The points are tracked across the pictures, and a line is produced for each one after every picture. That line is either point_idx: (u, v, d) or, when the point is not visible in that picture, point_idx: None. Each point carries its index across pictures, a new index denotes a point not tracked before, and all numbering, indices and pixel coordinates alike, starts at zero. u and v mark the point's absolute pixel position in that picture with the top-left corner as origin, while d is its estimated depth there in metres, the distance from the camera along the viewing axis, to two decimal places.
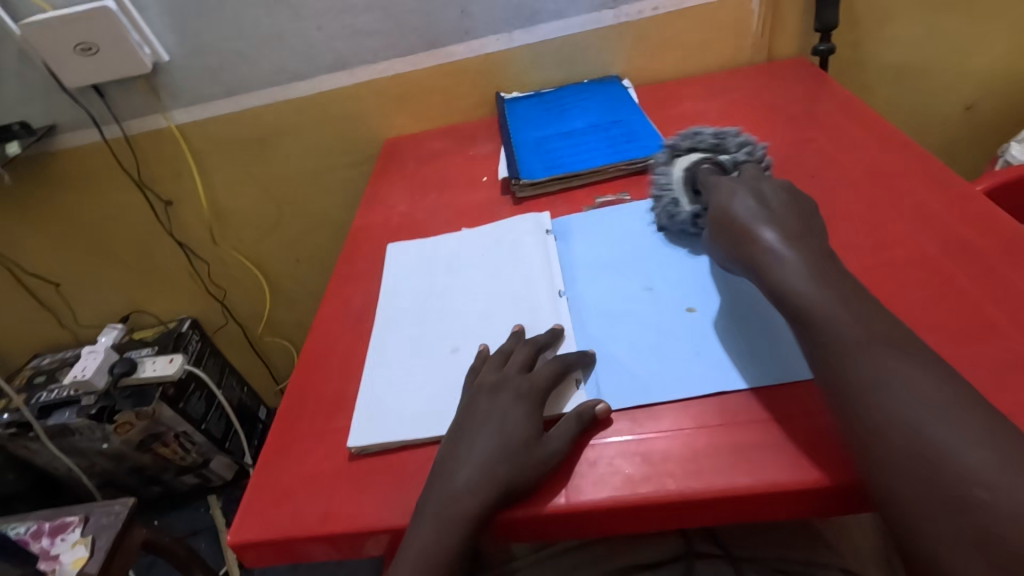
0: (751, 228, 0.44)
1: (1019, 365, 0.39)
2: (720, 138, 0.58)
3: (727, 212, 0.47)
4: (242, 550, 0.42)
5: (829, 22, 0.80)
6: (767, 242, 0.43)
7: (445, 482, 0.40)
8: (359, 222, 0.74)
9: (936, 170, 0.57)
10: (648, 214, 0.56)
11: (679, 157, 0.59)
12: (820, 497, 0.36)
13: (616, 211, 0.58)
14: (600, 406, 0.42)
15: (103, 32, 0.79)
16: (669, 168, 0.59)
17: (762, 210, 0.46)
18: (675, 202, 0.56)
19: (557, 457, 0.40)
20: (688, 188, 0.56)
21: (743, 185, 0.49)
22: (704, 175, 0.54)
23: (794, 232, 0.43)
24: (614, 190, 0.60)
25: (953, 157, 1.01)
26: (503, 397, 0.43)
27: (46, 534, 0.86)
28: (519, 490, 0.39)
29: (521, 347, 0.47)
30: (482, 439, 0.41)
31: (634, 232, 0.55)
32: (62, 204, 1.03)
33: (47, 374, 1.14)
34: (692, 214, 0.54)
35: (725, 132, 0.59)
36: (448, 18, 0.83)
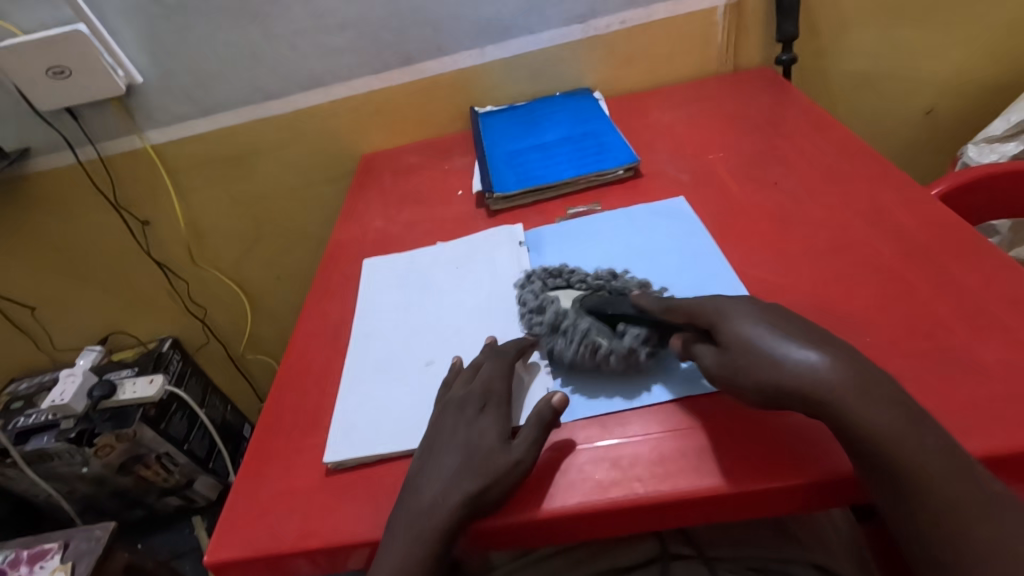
0: (778, 350, 0.38)
1: (970, 360, 0.41)
2: (594, 278, 0.53)
3: (739, 336, 0.39)
4: (221, 571, 0.42)
5: (790, 33, 0.83)
6: (798, 361, 0.37)
7: (416, 496, 0.40)
8: (336, 239, 0.74)
9: (892, 175, 0.60)
10: (605, 330, 0.47)
11: (545, 300, 0.51)
12: (781, 495, 0.38)
13: (558, 321, 0.49)
14: (556, 398, 0.43)
15: (75, 56, 0.79)
16: (556, 301, 0.51)
17: (778, 331, 0.39)
18: (592, 333, 0.46)
19: (523, 465, 0.41)
20: (601, 324, 0.47)
21: (732, 300, 0.42)
22: (636, 301, 0.47)
23: (815, 345, 0.38)
24: (543, 295, 0.52)
25: (916, 159, 1.04)
26: (469, 409, 0.44)
27: (24, 562, 0.85)
28: (488, 500, 0.40)
29: (488, 359, 0.48)
30: (449, 453, 0.42)
31: (597, 350, 0.45)
32: (37, 227, 1.02)
33: (24, 399, 1.13)
34: (627, 348, 0.45)
35: (601, 274, 0.54)
36: (420, 35, 0.85)
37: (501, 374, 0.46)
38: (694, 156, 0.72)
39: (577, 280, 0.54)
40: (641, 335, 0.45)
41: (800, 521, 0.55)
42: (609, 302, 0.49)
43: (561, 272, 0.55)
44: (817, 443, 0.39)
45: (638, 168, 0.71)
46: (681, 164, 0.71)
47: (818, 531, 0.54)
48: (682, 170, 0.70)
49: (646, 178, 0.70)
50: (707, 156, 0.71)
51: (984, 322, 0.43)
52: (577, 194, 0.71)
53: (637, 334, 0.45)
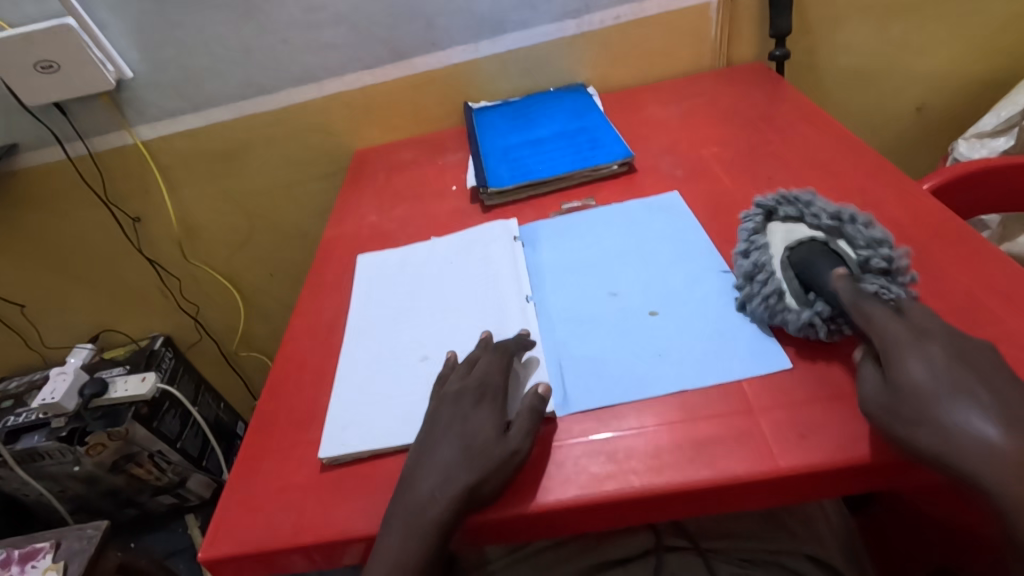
0: (951, 415, 0.34)
1: None
2: (828, 219, 0.48)
3: (903, 376, 0.36)
4: (214, 567, 0.42)
5: (783, 29, 0.83)
6: (975, 432, 0.33)
7: (412, 490, 0.40)
8: (329, 234, 0.74)
9: (884, 169, 0.60)
10: (797, 290, 0.45)
11: (757, 249, 0.49)
12: (776, 488, 0.38)
13: (756, 274, 0.47)
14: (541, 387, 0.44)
15: (63, 50, 0.79)
16: (767, 254, 0.48)
17: (981, 392, 0.34)
18: (781, 296, 0.45)
19: (519, 455, 0.41)
20: (798, 285, 0.45)
21: (916, 329, 0.38)
22: (836, 279, 0.43)
23: (992, 410, 0.33)
24: (758, 243, 0.50)
25: (906, 155, 1.05)
26: (464, 402, 0.44)
27: (15, 562, 0.84)
28: (486, 492, 0.40)
29: (483, 353, 0.48)
30: (444, 446, 0.42)
31: (779, 313, 0.44)
32: (26, 223, 1.01)
33: (14, 398, 1.11)
34: (805, 320, 0.43)
35: (835, 216, 0.48)
36: (413, 30, 0.85)
37: (495, 367, 0.46)
38: (688, 151, 0.72)
39: (800, 228, 0.49)
40: (828, 310, 0.42)
41: (795, 514, 0.55)
42: (735, 294, 0.48)
43: (796, 206, 0.51)
44: (810, 435, 0.39)
45: (632, 164, 0.71)
46: (675, 159, 0.71)
47: (812, 522, 0.55)
48: (676, 165, 0.70)
49: (640, 173, 0.70)
50: (701, 151, 0.71)
51: (975, 316, 0.44)
52: (571, 189, 0.71)
53: (822, 309, 0.42)
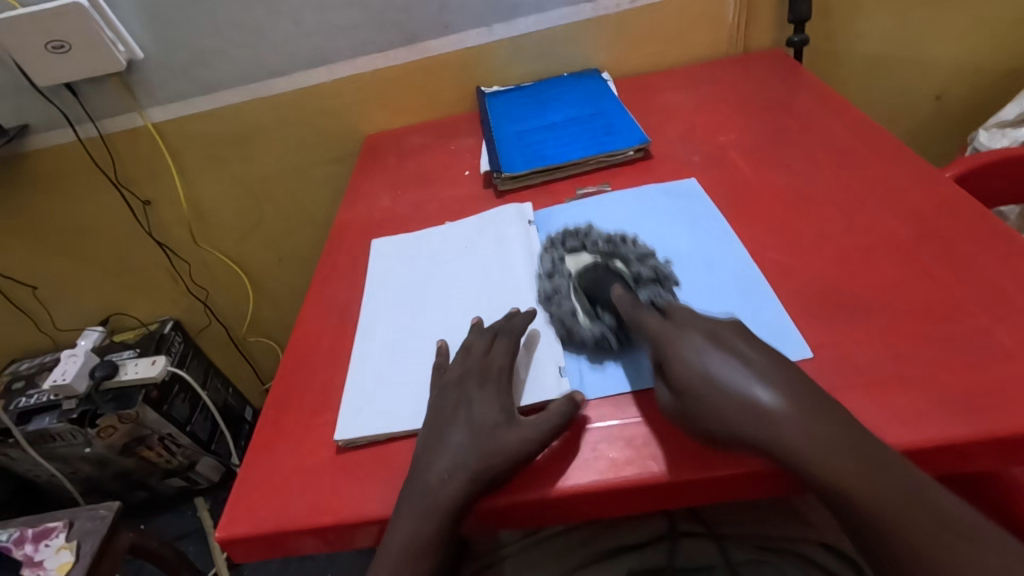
0: (732, 388, 0.37)
1: (987, 343, 0.41)
2: (604, 243, 0.52)
3: (682, 380, 0.39)
4: (230, 547, 0.42)
5: (802, 14, 0.81)
6: (752, 402, 0.36)
7: (423, 473, 0.40)
8: (342, 218, 0.73)
9: (907, 157, 0.59)
10: (586, 306, 0.48)
11: (556, 273, 0.52)
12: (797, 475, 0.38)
13: (555, 296, 0.50)
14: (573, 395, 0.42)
15: (74, 29, 0.78)
16: (565, 279, 0.51)
17: (744, 362, 0.38)
18: (573, 316, 0.48)
19: (534, 440, 0.40)
20: (584, 303, 0.48)
21: (699, 324, 0.41)
22: (615, 292, 0.46)
23: (766, 377, 0.37)
24: (557, 264, 0.53)
25: (924, 145, 1.04)
26: (469, 386, 0.44)
27: (28, 541, 0.85)
28: (498, 475, 0.40)
29: (477, 338, 0.48)
30: (453, 431, 0.42)
31: (575, 330, 0.47)
32: (37, 206, 1.01)
33: (26, 379, 1.12)
34: (597, 336, 0.46)
35: (609, 238, 0.53)
36: (426, 13, 0.83)
37: (505, 349, 0.46)
38: (705, 138, 0.71)
39: (584, 254, 0.52)
40: (611, 322, 0.46)
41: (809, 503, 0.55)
42: (600, 278, 0.49)
43: (581, 235, 0.54)
44: None
45: (648, 150, 0.71)
46: (692, 146, 0.70)
47: None
48: (693, 152, 0.69)
49: (655, 159, 0.69)
50: (718, 138, 0.70)
51: (1002, 306, 0.43)
52: (586, 175, 0.70)
53: (608, 321, 0.46)
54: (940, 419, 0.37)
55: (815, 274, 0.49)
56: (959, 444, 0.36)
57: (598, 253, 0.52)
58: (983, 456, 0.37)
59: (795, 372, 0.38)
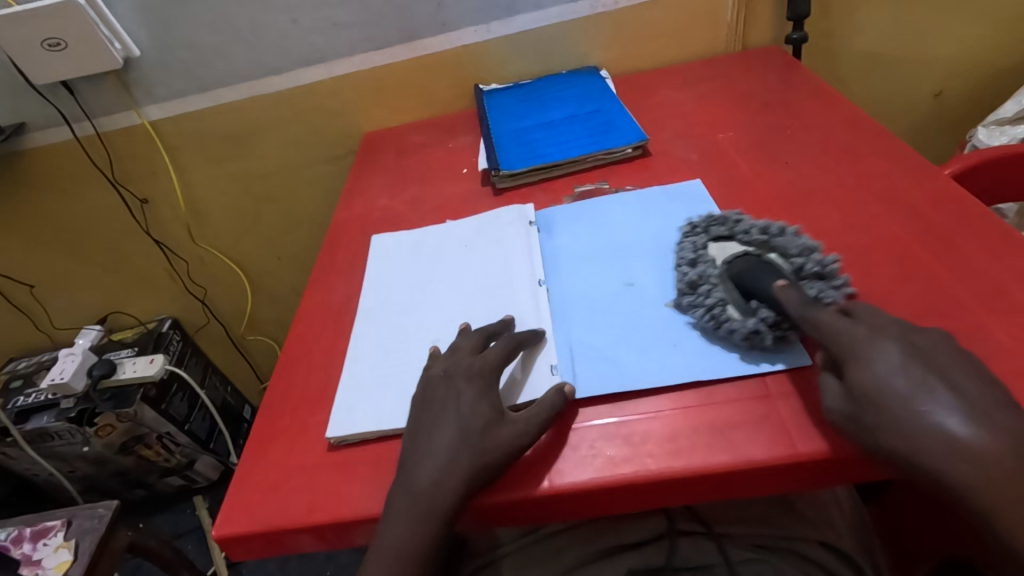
0: (926, 412, 0.33)
1: (983, 340, 0.41)
2: (758, 234, 0.49)
3: (866, 386, 0.35)
4: (227, 545, 0.42)
5: (801, 11, 0.81)
6: (946, 431, 0.32)
7: (412, 474, 0.40)
8: (339, 216, 0.73)
9: (905, 154, 0.59)
10: (737, 300, 0.45)
11: (701, 261, 0.49)
12: (794, 472, 0.38)
13: (699, 286, 0.47)
14: (567, 388, 0.42)
15: (70, 27, 0.78)
16: (710, 267, 0.48)
17: (931, 378, 0.34)
18: (723, 307, 0.45)
19: (524, 435, 0.40)
20: (736, 296, 0.45)
21: (889, 335, 0.37)
22: (780, 284, 0.42)
23: (963, 405, 0.33)
24: (700, 249, 0.50)
25: (922, 143, 1.04)
26: (456, 382, 0.44)
27: (27, 539, 0.85)
28: (489, 473, 0.40)
29: (467, 338, 0.48)
30: (442, 429, 0.42)
31: (724, 324, 0.44)
32: (34, 204, 1.00)
33: (24, 378, 1.12)
34: (751, 330, 0.42)
35: (764, 229, 0.50)
36: (423, 10, 0.83)
37: (498, 349, 0.46)
38: (703, 135, 0.71)
39: (733, 244, 0.50)
40: (773, 317, 0.42)
41: (807, 501, 0.55)
42: (754, 271, 0.45)
43: (726, 223, 0.52)
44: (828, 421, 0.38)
45: (646, 147, 0.70)
46: (690, 143, 0.70)
47: (823, 508, 0.54)
48: (691, 150, 0.69)
49: (654, 157, 0.69)
50: (716, 135, 0.70)
51: (998, 303, 0.43)
52: (584, 172, 0.70)
53: (766, 317, 0.42)
54: None
55: None
56: None
57: (749, 246, 0.49)
58: None
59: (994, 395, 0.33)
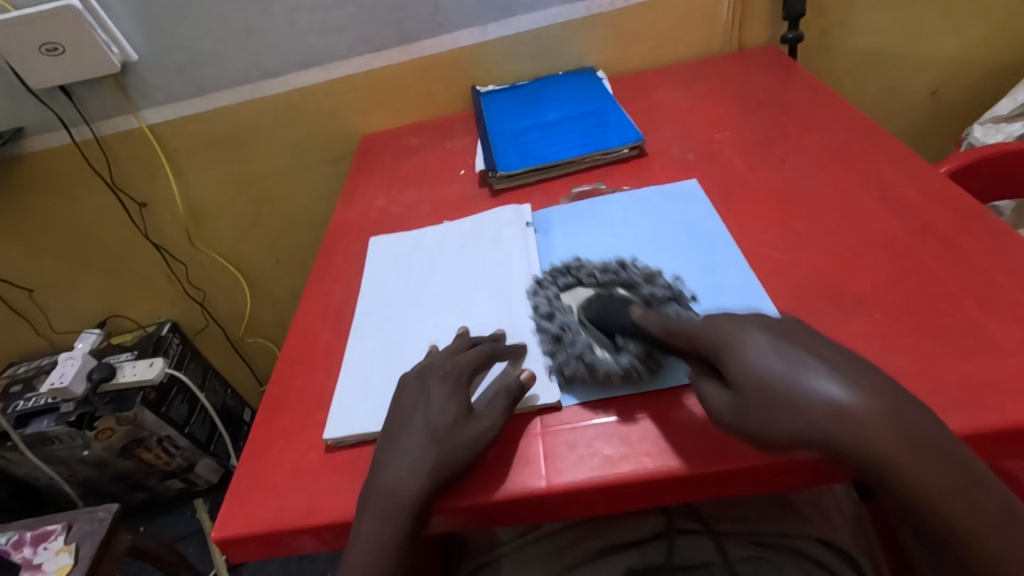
0: (801, 388, 0.30)
1: (980, 336, 0.41)
2: (601, 274, 0.51)
3: (744, 378, 0.32)
4: (227, 546, 0.42)
5: (796, 11, 0.81)
6: (822, 396, 0.29)
7: (381, 473, 0.40)
8: (337, 219, 0.74)
9: (901, 153, 0.59)
10: (603, 341, 0.46)
11: (556, 312, 0.49)
12: (792, 469, 0.38)
13: (564, 336, 0.47)
14: (525, 375, 0.44)
15: (69, 31, 0.78)
16: (570, 316, 0.48)
17: (792, 351, 0.32)
18: (591, 351, 0.45)
19: (489, 431, 0.41)
20: (601, 338, 0.46)
21: (731, 317, 0.35)
22: (636, 314, 0.43)
23: (835, 370, 0.30)
24: (555, 301, 0.50)
25: (919, 141, 1.04)
26: (429, 381, 0.44)
27: (28, 543, 0.85)
28: (454, 470, 0.40)
29: (458, 342, 0.48)
30: (412, 427, 0.42)
31: (595, 366, 0.44)
32: (32, 208, 1.01)
33: (23, 382, 1.12)
34: (625, 367, 0.43)
35: (604, 267, 0.51)
36: (420, 12, 0.83)
37: (476, 352, 0.46)
38: (700, 135, 0.71)
39: (582, 289, 0.51)
40: (638, 350, 0.43)
41: (805, 498, 0.55)
42: (615, 307, 0.46)
43: (573, 272, 0.52)
44: None
45: (642, 148, 0.71)
46: (686, 143, 0.70)
47: (821, 505, 0.54)
48: (688, 149, 0.69)
49: (650, 157, 0.69)
50: (713, 135, 0.70)
51: (995, 300, 0.43)
52: (581, 173, 0.70)
53: (635, 350, 0.43)
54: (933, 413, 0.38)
55: (810, 270, 0.50)
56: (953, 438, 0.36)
57: (596, 286, 0.51)
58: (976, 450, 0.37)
59: (860, 361, 0.31)
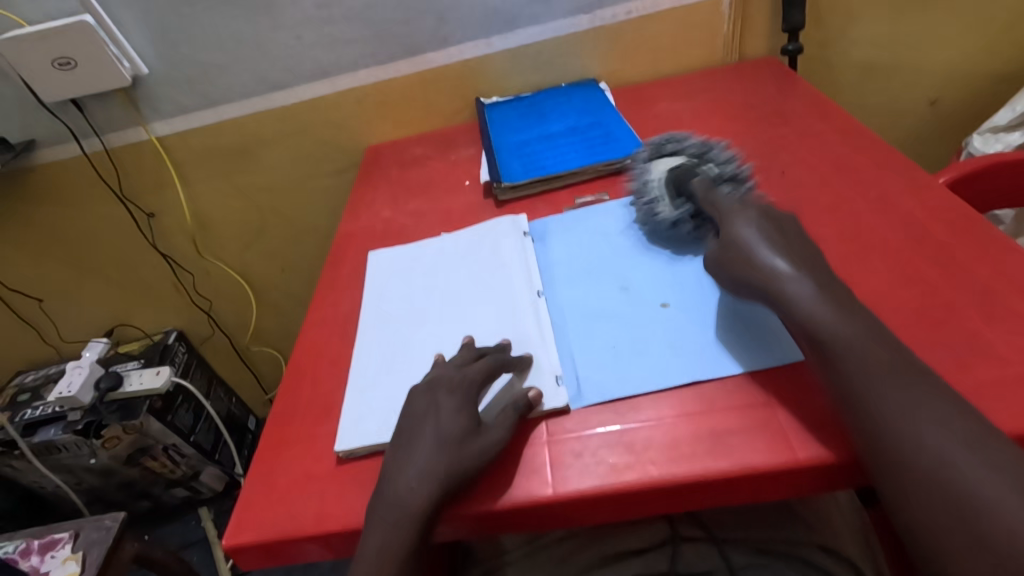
0: (758, 255, 0.44)
1: (980, 346, 0.42)
2: (692, 151, 0.59)
3: (733, 236, 0.46)
4: (238, 553, 0.43)
5: (796, 23, 0.82)
6: (771, 267, 0.43)
7: (391, 485, 0.41)
8: (344, 229, 0.74)
9: (901, 163, 0.60)
10: (670, 197, 0.57)
11: (661, 157, 0.61)
12: (794, 479, 0.38)
13: (643, 190, 0.59)
14: (532, 392, 0.44)
15: (80, 47, 0.79)
16: (652, 176, 0.59)
17: (768, 229, 0.46)
18: (655, 202, 0.57)
19: (498, 443, 0.42)
20: (670, 191, 0.57)
21: (748, 203, 0.48)
22: (697, 181, 0.55)
23: (793, 257, 0.43)
24: (647, 166, 0.61)
25: (919, 150, 1.05)
26: (438, 394, 0.45)
27: (35, 551, 0.86)
28: (463, 481, 0.41)
29: (464, 354, 0.48)
30: (421, 439, 0.43)
31: (658, 215, 0.56)
32: (42, 219, 1.02)
33: (31, 391, 1.13)
34: (674, 219, 0.55)
35: (702, 144, 0.60)
36: (425, 26, 0.85)
37: (484, 366, 0.46)
38: None
39: (681, 155, 0.60)
40: (689, 209, 0.55)
41: (808, 506, 0.55)
42: (686, 179, 0.56)
43: (678, 141, 0.61)
44: (825, 428, 0.39)
45: None
46: None
47: (825, 513, 0.55)
48: None
49: None
50: (714, 146, 0.71)
51: (995, 310, 0.44)
52: (584, 184, 0.71)
53: (686, 209, 0.55)
54: None
55: None
56: None
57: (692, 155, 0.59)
58: None
59: (811, 253, 0.44)
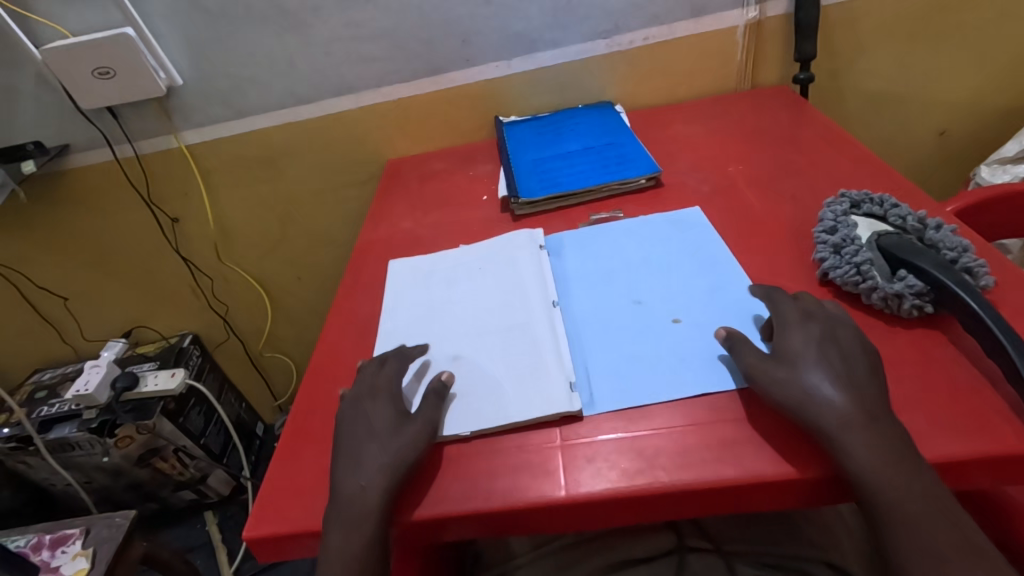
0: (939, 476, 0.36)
1: (983, 364, 0.43)
2: (912, 222, 0.52)
3: (787, 351, 0.44)
4: (257, 544, 0.44)
5: (808, 54, 0.85)
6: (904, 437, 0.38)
7: (344, 486, 0.43)
8: (365, 238, 0.77)
9: (910, 189, 0.61)
10: (883, 267, 0.49)
11: (844, 228, 0.53)
12: (807, 488, 0.40)
13: (845, 245, 0.51)
14: (444, 375, 0.50)
15: (120, 56, 0.83)
16: (853, 231, 0.52)
17: (825, 334, 0.44)
18: (871, 267, 0.49)
19: (428, 427, 0.46)
20: (885, 263, 0.49)
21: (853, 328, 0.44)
22: (937, 264, 0.46)
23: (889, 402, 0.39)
24: (844, 218, 0.54)
25: (928, 179, 1.06)
26: (363, 403, 0.48)
27: (47, 546, 0.87)
28: (406, 465, 0.43)
29: (371, 363, 0.52)
30: (362, 442, 0.45)
31: (865, 277, 0.48)
32: (70, 222, 1.05)
33: (48, 389, 1.15)
34: (896, 292, 0.46)
35: (920, 219, 0.52)
36: (448, 46, 0.88)
37: (395, 365, 0.51)
38: (715, 168, 0.74)
39: (884, 225, 0.53)
40: (918, 288, 0.46)
41: (814, 521, 0.56)
42: (915, 248, 0.49)
43: (881, 205, 0.55)
44: None
45: (658, 178, 0.74)
46: (701, 176, 0.73)
47: (830, 529, 0.55)
48: (702, 182, 0.72)
49: (666, 187, 0.73)
50: (727, 169, 0.73)
51: None
52: (599, 202, 0.73)
53: (912, 284, 0.46)
54: (942, 437, 0.39)
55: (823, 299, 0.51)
56: (957, 461, 0.38)
57: (899, 230, 0.53)
58: (978, 473, 0.38)
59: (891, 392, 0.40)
